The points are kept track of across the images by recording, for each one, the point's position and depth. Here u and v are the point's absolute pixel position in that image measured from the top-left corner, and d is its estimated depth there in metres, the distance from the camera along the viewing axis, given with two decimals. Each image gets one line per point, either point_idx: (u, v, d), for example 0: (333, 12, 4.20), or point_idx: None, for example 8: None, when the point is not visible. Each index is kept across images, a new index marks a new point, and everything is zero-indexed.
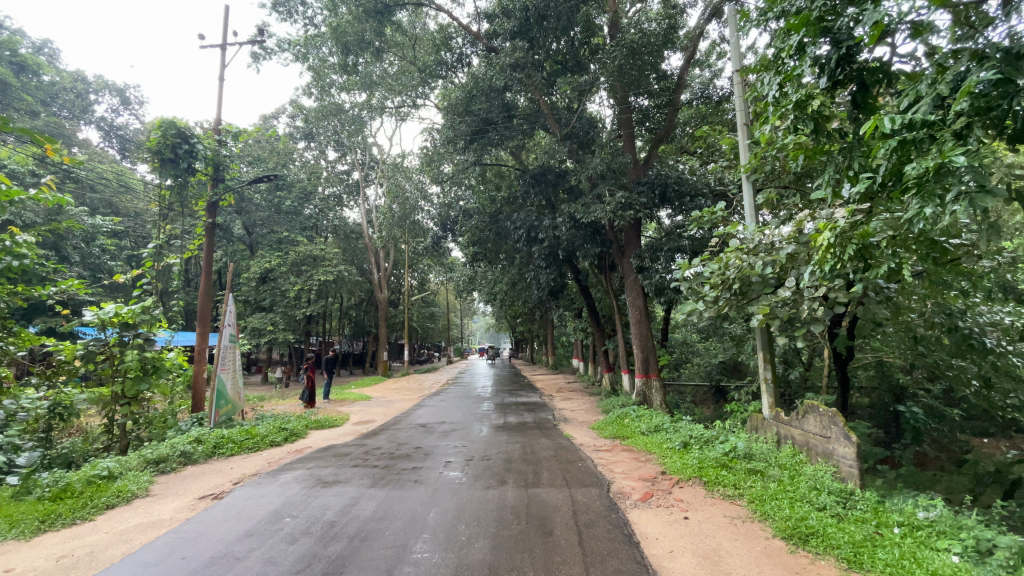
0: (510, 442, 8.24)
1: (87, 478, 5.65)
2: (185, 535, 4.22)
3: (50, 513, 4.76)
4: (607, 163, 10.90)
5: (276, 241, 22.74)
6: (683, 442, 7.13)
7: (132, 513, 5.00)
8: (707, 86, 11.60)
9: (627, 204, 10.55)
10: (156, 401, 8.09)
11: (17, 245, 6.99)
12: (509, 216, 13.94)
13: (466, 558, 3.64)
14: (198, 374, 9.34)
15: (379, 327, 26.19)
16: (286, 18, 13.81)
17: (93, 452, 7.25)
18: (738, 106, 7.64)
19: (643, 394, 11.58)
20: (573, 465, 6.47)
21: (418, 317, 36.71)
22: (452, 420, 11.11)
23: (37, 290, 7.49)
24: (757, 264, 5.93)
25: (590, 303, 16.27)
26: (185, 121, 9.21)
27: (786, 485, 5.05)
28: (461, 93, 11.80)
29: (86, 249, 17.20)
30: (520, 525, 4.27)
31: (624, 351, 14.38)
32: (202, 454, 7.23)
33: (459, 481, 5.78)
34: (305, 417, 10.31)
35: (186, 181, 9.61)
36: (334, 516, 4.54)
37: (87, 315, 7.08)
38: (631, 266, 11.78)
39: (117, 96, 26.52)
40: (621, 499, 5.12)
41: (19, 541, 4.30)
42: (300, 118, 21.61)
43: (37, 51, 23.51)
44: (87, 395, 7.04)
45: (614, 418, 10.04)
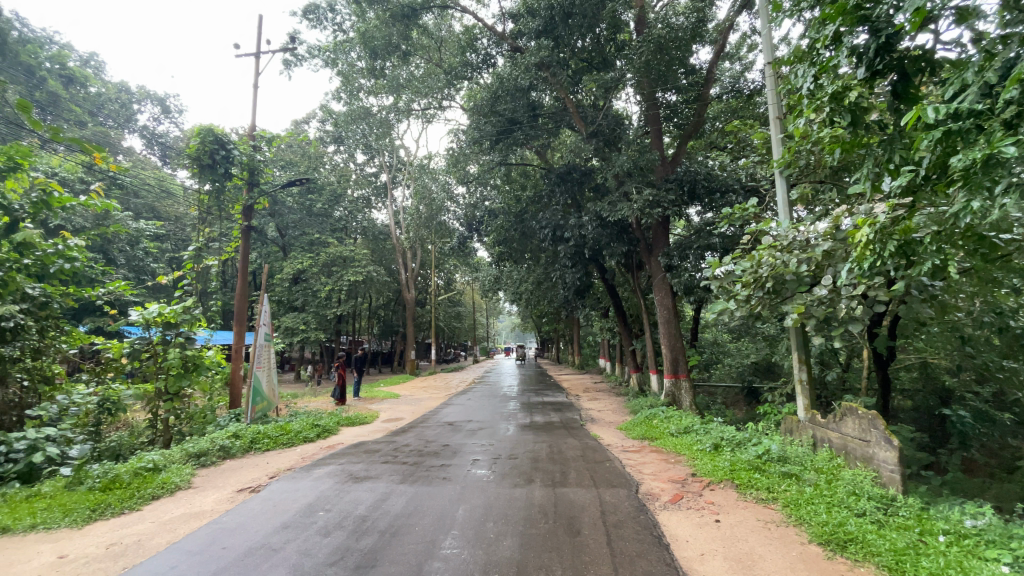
0: (536, 441, 8.20)
1: (135, 470, 5.93)
2: (225, 526, 4.38)
3: (100, 503, 5.02)
4: (634, 161, 10.68)
5: (308, 242, 23.41)
6: (715, 444, 6.99)
7: (175, 504, 5.22)
8: (738, 79, 11.25)
9: (654, 202, 10.41)
10: (196, 397, 8.41)
11: (69, 249, 7.46)
12: (534, 216, 13.89)
13: (495, 555, 3.67)
14: (235, 372, 9.67)
15: (407, 326, 26.48)
16: (315, 25, 14.17)
17: (140, 446, 7.57)
18: (770, 99, 7.40)
19: (672, 395, 11.38)
20: (601, 465, 6.44)
21: (444, 316, 37.11)
22: (480, 418, 11.16)
23: (87, 292, 7.90)
24: (791, 261, 5.76)
25: (617, 302, 16.03)
26: (222, 128, 9.57)
27: (823, 489, 4.89)
28: (486, 94, 11.75)
29: (131, 253, 18.17)
30: (548, 524, 4.27)
31: (653, 351, 14.14)
32: (240, 448, 7.49)
33: (486, 479, 5.81)
34: (337, 414, 10.57)
35: (223, 186, 9.97)
36: (365, 511, 4.63)
37: (132, 314, 7.49)
38: (659, 265, 11.58)
39: (158, 104, 27.73)
40: (650, 501, 5.06)
41: (71, 529, 4.55)
42: (329, 122, 22.23)
43: (84, 64, 24.89)
44: (132, 390, 7.38)
45: (642, 420, 9.88)
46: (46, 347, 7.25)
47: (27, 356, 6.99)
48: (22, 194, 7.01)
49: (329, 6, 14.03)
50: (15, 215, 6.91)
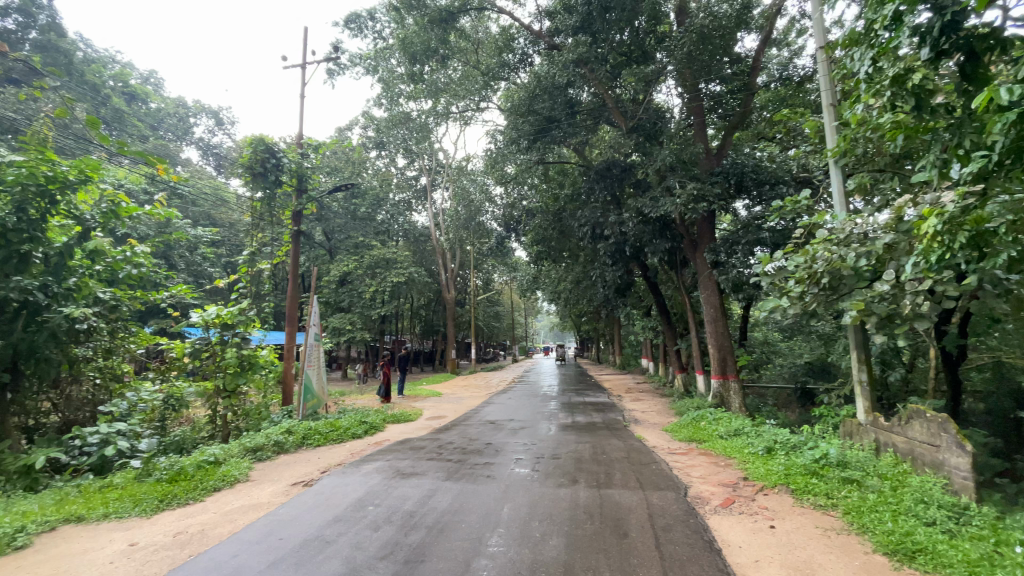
0: (579, 441, 8.12)
1: (197, 463, 6.29)
2: (281, 518, 4.58)
3: (167, 494, 5.35)
4: (677, 155, 10.45)
5: (353, 245, 24.25)
6: (767, 447, 6.71)
7: (235, 496, 5.50)
8: (786, 67, 11.02)
9: (699, 196, 10.11)
10: (252, 395, 8.84)
11: (135, 255, 7.98)
12: (573, 214, 13.76)
13: (541, 554, 3.65)
14: (287, 371, 10.07)
15: (448, 326, 26.86)
16: (356, 34, 14.59)
17: (201, 440, 8.00)
18: (822, 85, 7.05)
19: (720, 396, 11.02)
20: (647, 467, 6.30)
21: (483, 316, 37.34)
22: (521, 418, 11.19)
23: (152, 295, 8.41)
24: (848, 255, 5.46)
25: (660, 300, 15.65)
26: (271, 137, 10.03)
27: (887, 496, 4.60)
28: (524, 94, 11.66)
29: (191, 258, 19.43)
30: (594, 525, 4.22)
31: (699, 350, 13.71)
32: (292, 444, 7.80)
33: (530, 478, 5.81)
34: (382, 412, 10.83)
35: (274, 194, 10.43)
36: (412, 507, 4.72)
37: (193, 316, 8.00)
38: (704, 261, 11.24)
39: (212, 117, 29.35)
40: (700, 504, 4.90)
41: (142, 517, 4.87)
42: (371, 128, 22.87)
43: (145, 81, 26.74)
44: (194, 388, 7.83)
45: (689, 421, 9.61)
46: (117, 347, 7.81)
47: (100, 355, 7.55)
48: (93, 204, 7.58)
49: (369, 15, 14.42)
50: (87, 225, 7.37)
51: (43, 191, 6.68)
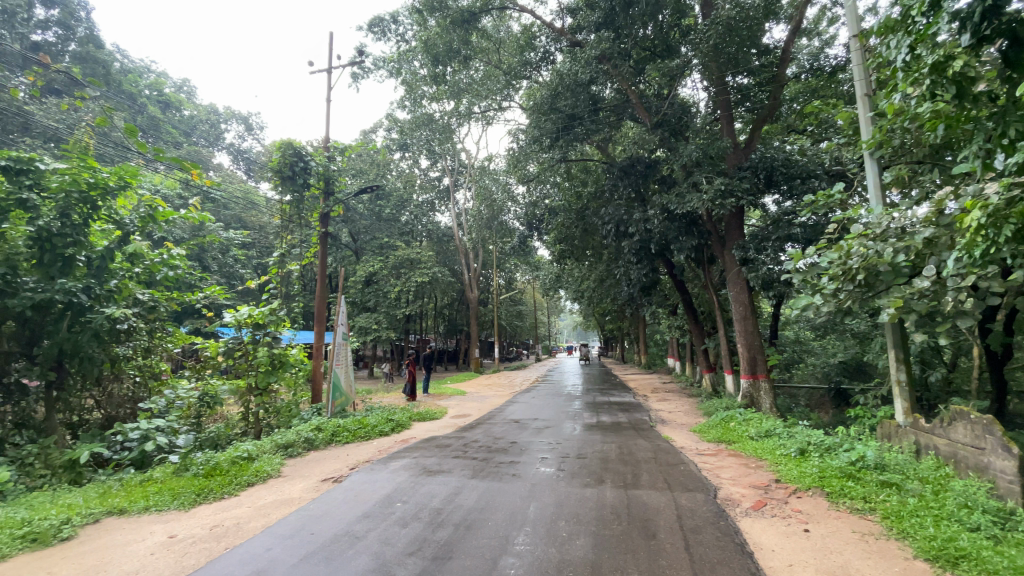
0: (605, 441, 8.07)
1: (232, 459, 6.48)
2: (312, 513, 4.68)
3: (204, 488, 5.54)
4: (703, 150, 10.25)
5: (378, 246, 24.66)
6: (800, 449, 6.54)
7: (267, 491, 5.66)
8: (817, 56, 10.61)
9: (727, 191, 9.90)
10: (282, 393, 9.07)
11: (171, 258, 8.26)
12: (597, 212, 13.65)
13: (568, 554, 3.63)
14: (316, 369, 10.30)
15: (471, 325, 26.99)
16: (380, 37, 14.80)
17: (235, 436, 8.24)
18: (857, 74, 6.81)
19: (750, 396, 10.78)
20: (675, 468, 6.20)
21: (507, 315, 37.36)
22: (546, 417, 11.18)
23: (188, 296, 8.70)
24: (885, 251, 5.26)
25: (686, 298, 15.39)
26: (299, 141, 10.25)
27: (928, 501, 4.42)
28: (546, 92, 11.60)
29: (223, 260, 20.17)
30: (621, 526, 4.19)
31: (727, 350, 13.44)
32: (322, 440, 7.98)
33: (556, 477, 5.79)
34: (409, 410, 10.98)
35: (303, 196, 10.68)
36: (439, 504, 4.77)
37: (227, 316, 8.24)
38: (733, 258, 11.01)
39: (243, 123, 30.23)
40: (730, 507, 4.80)
41: (181, 510, 5.06)
42: (395, 130, 23.19)
43: (178, 89, 27.74)
44: (227, 386, 8.07)
45: (718, 422, 9.43)
46: (155, 346, 8.13)
47: (139, 354, 7.86)
48: (132, 209, 7.78)
49: (392, 18, 14.61)
50: (126, 229, 7.61)
51: (85, 197, 6.99)
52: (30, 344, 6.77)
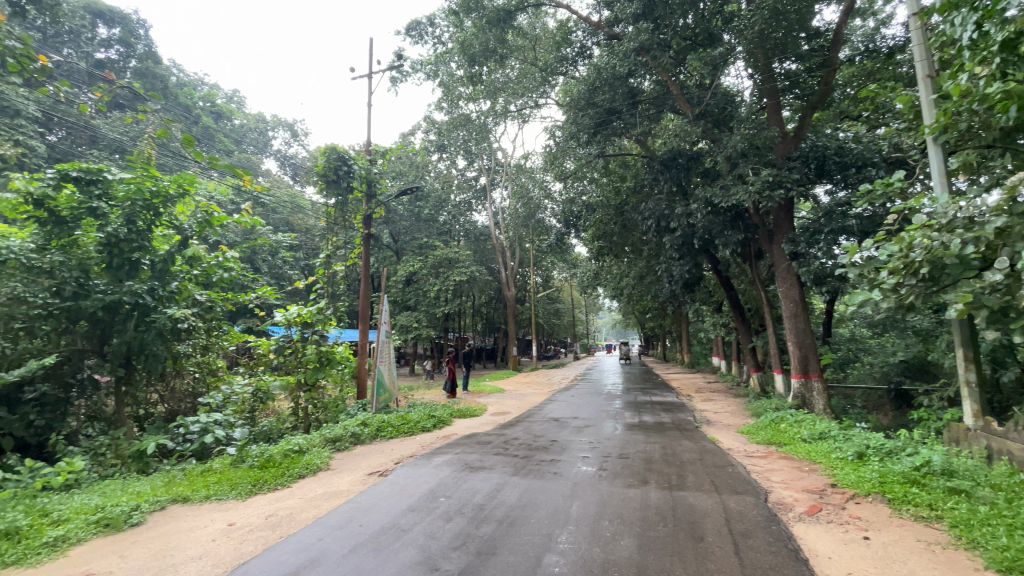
0: (648, 441, 7.94)
1: (284, 452, 6.76)
2: (360, 505, 4.83)
3: (259, 479, 5.82)
4: (749, 140, 9.88)
5: (417, 246, 25.23)
6: (858, 452, 6.20)
7: (318, 483, 5.88)
8: (872, 38, 10.07)
9: (775, 182, 9.51)
10: (330, 388, 9.40)
11: (226, 260, 8.69)
12: (636, 207, 13.41)
13: (612, 554, 3.59)
14: (360, 366, 10.59)
15: (509, 323, 27.08)
16: (417, 41, 15.05)
17: (286, 430, 8.60)
18: (918, 55, 6.41)
19: (801, 397, 10.33)
20: (723, 470, 6.02)
21: (544, 313, 37.26)
22: (586, 415, 11.10)
23: (242, 296, 9.14)
24: (951, 242, 4.90)
25: (732, 295, 14.90)
26: (343, 146, 10.56)
27: (1002, 510, 4.09)
28: (584, 87, 11.45)
29: (273, 262, 21.51)
30: (667, 527, 4.10)
31: (776, 348, 12.90)
32: (368, 435, 8.22)
33: (598, 477, 5.73)
34: (450, 407, 11.15)
35: (346, 200, 11.02)
36: (482, 500, 4.82)
37: (277, 315, 8.60)
38: (782, 252, 10.58)
39: (288, 130, 31.46)
40: (782, 511, 4.62)
41: (239, 499, 5.34)
42: (433, 132, 23.57)
43: (229, 100, 29.21)
44: (279, 381, 8.42)
45: (767, 423, 9.07)
46: (212, 344, 8.59)
47: (198, 351, 8.33)
48: (190, 215, 8.21)
49: (429, 21, 14.83)
50: (185, 234, 8.12)
51: (148, 205, 7.48)
52: (101, 343, 7.30)
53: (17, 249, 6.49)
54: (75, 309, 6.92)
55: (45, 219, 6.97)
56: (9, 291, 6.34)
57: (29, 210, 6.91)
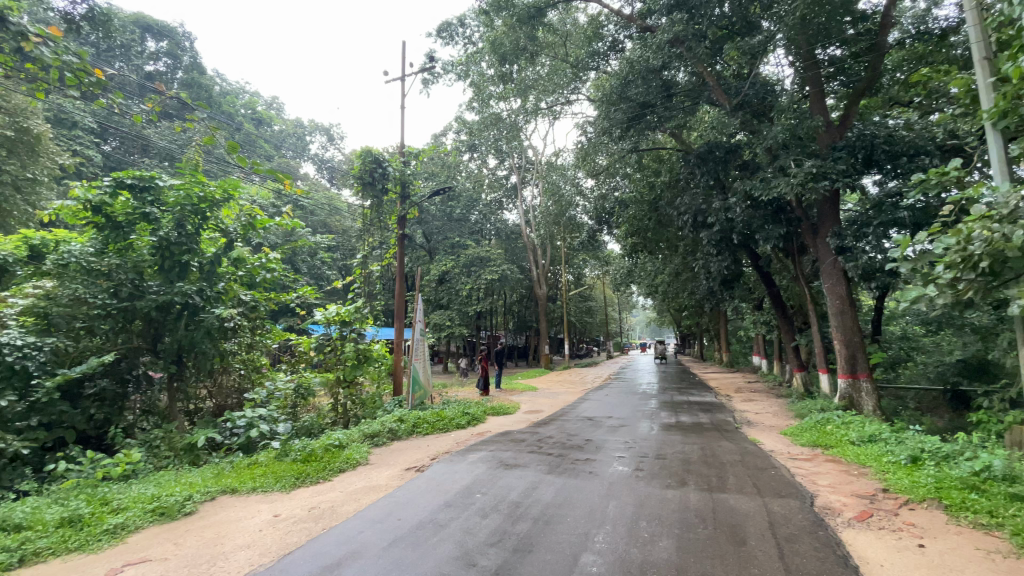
0: (686, 442, 7.76)
1: (325, 446, 6.97)
2: (398, 500, 4.93)
3: (302, 473, 6.02)
4: (791, 130, 9.51)
5: (450, 245, 25.57)
6: (911, 456, 5.89)
7: (357, 477, 6.03)
8: (923, 20, 9.51)
9: (819, 174, 9.14)
10: (367, 385, 9.64)
11: (269, 261, 9.01)
12: (671, 202, 13.13)
13: (651, 555, 3.54)
14: (396, 364, 10.79)
15: (541, 322, 26.92)
16: (448, 42, 15.21)
17: (327, 425, 8.85)
18: (975, 36, 5.92)
19: (849, 397, 9.88)
20: (765, 473, 5.82)
21: (576, 311, 36.98)
22: (620, 414, 10.96)
23: (284, 296, 9.46)
24: (1015, 233, 4.56)
25: (773, 291, 14.40)
26: (377, 149, 10.80)
27: None
28: (616, 81, 11.29)
29: (312, 263, 22.23)
30: (707, 530, 4.01)
31: (822, 346, 12.37)
32: (404, 431, 8.38)
33: (634, 477, 5.66)
34: (483, 404, 11.23)
35: (382, 201, 11.25)
36: (518, 497, 4.84)
37: (317, 314, 8.85)
38: (827, 247, 10.15)
39: (325, 134, 32.40)
40: (829, 516, 4.43)
41: (283, 492, 5.54)
42: (463, 132, 23.78)
43: (269, 107, 30.33)
44: (319, 378, 8.68)
45: (812, 424, 8.72)
46: (257, 342, 8.93)
47: (243, 349, 8.67)
48: (235, 218, 8.54)
49: (459, 22, 14.94)
50: (230, 236, 8.38)
51: (196, 210, 7.85)
52: (154, 341, 7.72)
53: (77, 254, 7.05)
54: (131, 309, 7.36)
55: (102, 224, 7.40)
56: (71, 293, 6.81)
57: (89, 216, 7.38)
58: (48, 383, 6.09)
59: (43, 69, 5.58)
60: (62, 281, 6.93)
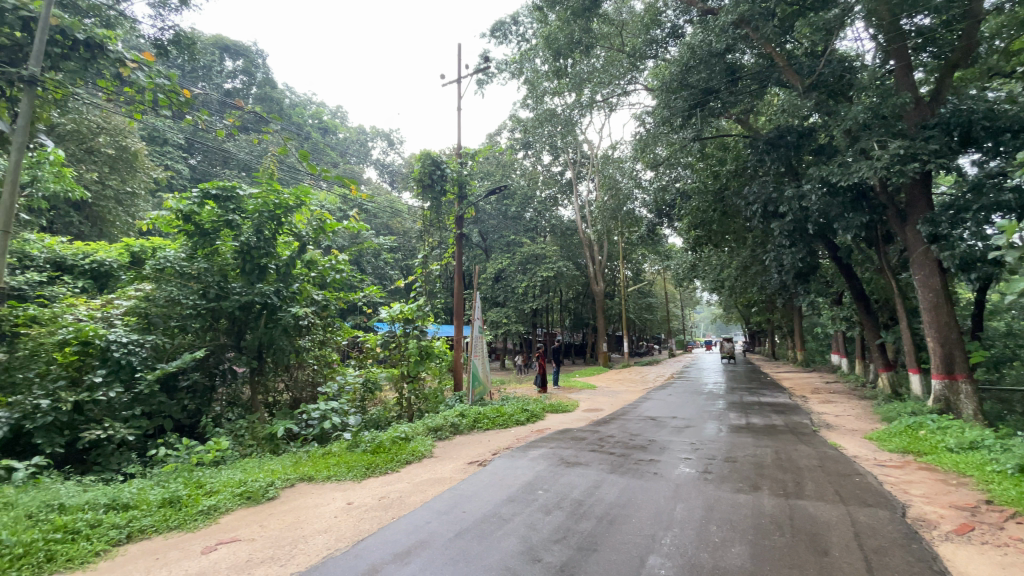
0: (757, 444, 7.38)
1: (392, 438, 7.26)
2: (463, 493, 5.04)
3: (372, 463, 6.31)
4: (873, 109, 8.76)
5: (506, 244, 25.81)
6: (1021, 466, 5.27)
7: (423, 469, 6.24)
8: None
9: (907, 155, 8.36)
10: (429, 380, 9.92)
11: (338, 263, 9.48)
12: (738, 192, 12.48)
13: (723, 561, 3.39)
14: (456, 360, 11.02)
15: (599, 320, 26.03)
16: (502, 41, 15.30)
17: (392, 419, 9.19)
18: None
19: (945, 400, 8.98)
20: (848, 480, 5.42)
21: (635, 307, 36.11)
22: (685, 415, 10.60)
23: (352, 296, 9.91)
24: None
25: (853, 285, 13.36)
26: (435, 151, 11.12)
27: None
28: (676, 68, 10.84)
29: (376, 263, 23.28)
30: (785, 537, 3.79)
31: (912, 344, 11.32)
32: (466, 426, 8.57)
33: (702, 479, 5.45)
34: (543, 402, 11.24)
35: (441, 202, 11.53)
36: (581, 495, 4.80)
37: (382, 312, 9.20)
38: (918, 235, 9.31)
39: (385, 140, 33.66)
40: (924, 528, 4.05)
41: (355, 480, 5.84)
42: (518, 131, 23.85)
43: (334, 116, 31.93)
44: (385, 373, 9.05)
45: (901, 429, 8.01)
46: (328, 338, 9.42)
47: (316, 346, 9.17)
48: (307, 222, 8.98)
49: (513, 20, 14.98)
50: (303, 240, 8.88)
51: (272, 216, 8.41)
52: (238, 338, 8.37)
53: (171, 259, 7.80)
54: (217, 309, 8.00)
55: (192, 232, 8.07)
56: (167, 294, 7.61)
57: (180, 224, 8.09)
58: (150, 376, 6.77)
59: (139, 91, 6.27)
60: (159, 283, 7.75)
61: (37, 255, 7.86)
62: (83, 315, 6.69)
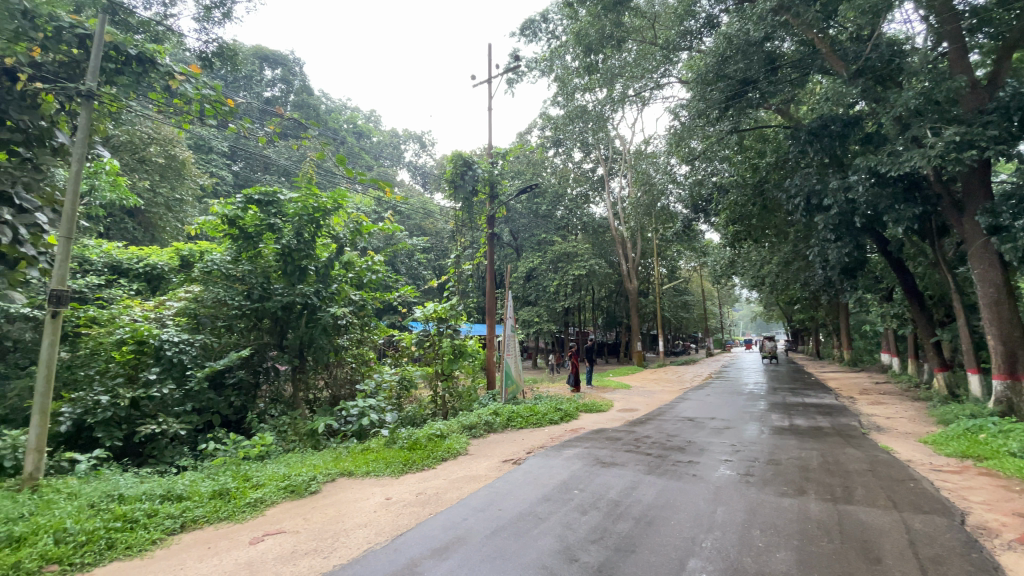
0: (801, 447, 7.12)
1: (428, 435, 7.37)
2: (498, 491, 5.07)
3: (409, 460, 6.42)
4: (925, 94, 8.29)
5: (537, 242, 25.77)
6: None
7: (458, 467, 6.30)
8: None
9: (963, 142, 7.88)
10: (463, 378, 10.00)
11: (374, 264, 9.68)
12: (778, 185, 12.04)
13: (767, 566, 3.29)
14: (489, 359, 11.07)
15: (631, 317, 25.60)
16: (532, 39, 15.24)
17: (427, 416, 9.33)
18: None
19: (1009, 402, 8.42)
20: (902, 485, 5.15)
21: (671, 305, 35.36)
22: (723, 416, 10.32)
23: (387, 296, 10.10)
24: None
25: (905, 280, 12.69)
26: (467, 152, 11.20)
27: None
28: (711, 59, 10.54)
29: (410, 264, 23.70)
30: (833, 544, 3.63)
31: (971, 341, 10.66)
32: (500, 424, 8.62)
33: (743, 481, 5.30)
34: (577, 401, 11.15)
35: (472, 202, 11.59)
36: (617, 496, 4.75)
37: (416, 311, 9.34)
38: (976, 226, 8.77)
39: (418, 142, 34.16)
40: (985, 537, 3.82)
41: (393, 476, 5.96)
42: (548, 129, 23.74)
43: (368, 120, 32.64)
44: (420, 371, 9.19)
45: (960, 432, 7.54)
46: (365, 338, 9.64)
47: (354, 344, 9.40)
48: (344, 225, 9.19)
49: (542, 17, 14.91)
50: (340, 242, 9.10)
51: (312, 219, 8.63)
52: (280, 337, 8.69)
53: (218, 262, 8.16)
54: (260, 309, 8.33)
55: (236, 236, 8.42)
56: (214, 296, 7.99)
57: (225, 229, 8.47)
58: (199, 373, 7.14)
59: (187, 102, 6.50)
60: (207, 285, 8.13)
61: (96, 260, 8.35)
62: (138, 315, 7.11)
